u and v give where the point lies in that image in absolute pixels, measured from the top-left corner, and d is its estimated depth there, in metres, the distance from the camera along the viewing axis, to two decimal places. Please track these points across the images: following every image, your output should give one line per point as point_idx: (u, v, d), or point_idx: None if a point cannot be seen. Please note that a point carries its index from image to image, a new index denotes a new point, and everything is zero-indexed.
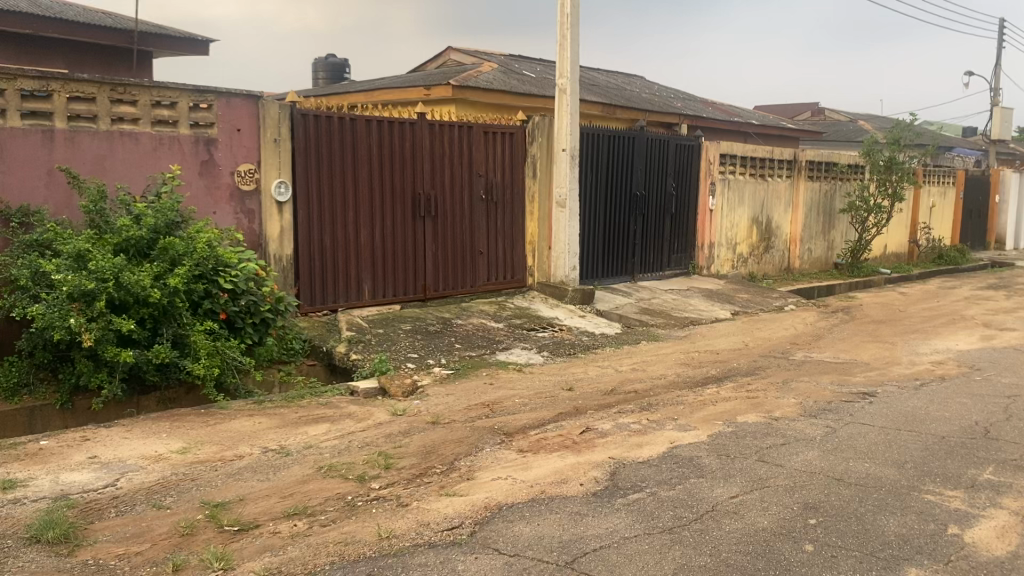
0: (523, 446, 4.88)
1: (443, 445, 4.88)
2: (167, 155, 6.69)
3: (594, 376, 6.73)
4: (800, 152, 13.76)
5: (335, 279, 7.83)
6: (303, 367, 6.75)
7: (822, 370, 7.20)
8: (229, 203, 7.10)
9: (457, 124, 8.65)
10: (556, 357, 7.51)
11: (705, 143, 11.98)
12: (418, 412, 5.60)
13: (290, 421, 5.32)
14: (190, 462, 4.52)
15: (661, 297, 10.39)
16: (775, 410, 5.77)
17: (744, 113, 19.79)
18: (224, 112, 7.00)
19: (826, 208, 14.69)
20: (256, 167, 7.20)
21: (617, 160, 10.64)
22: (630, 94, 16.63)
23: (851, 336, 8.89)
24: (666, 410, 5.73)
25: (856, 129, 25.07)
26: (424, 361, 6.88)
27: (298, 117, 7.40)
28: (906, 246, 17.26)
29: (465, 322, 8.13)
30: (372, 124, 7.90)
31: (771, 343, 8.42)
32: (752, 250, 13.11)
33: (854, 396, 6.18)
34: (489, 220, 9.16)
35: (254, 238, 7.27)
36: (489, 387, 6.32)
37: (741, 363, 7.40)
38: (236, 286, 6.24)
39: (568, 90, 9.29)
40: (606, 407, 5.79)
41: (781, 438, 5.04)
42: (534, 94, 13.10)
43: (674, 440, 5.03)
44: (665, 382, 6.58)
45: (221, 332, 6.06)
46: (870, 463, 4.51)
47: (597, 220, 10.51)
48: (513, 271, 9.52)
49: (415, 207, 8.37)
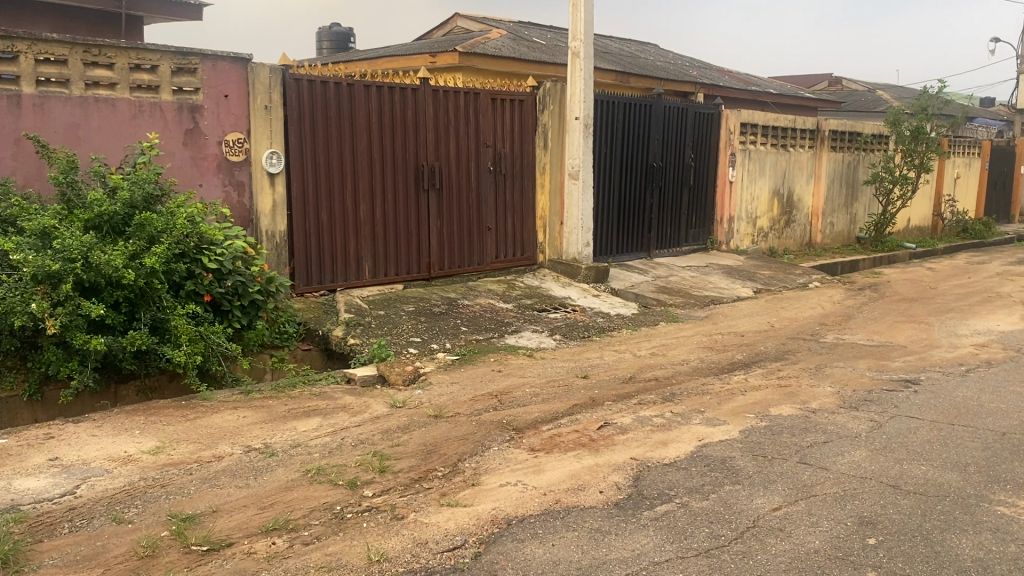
0: (534, 445, 4.37)
1: (446, 443, 4.38)
2: (147, 123, 6.16)
3: (611, 362, 6.21)
4: (823, 121, 13.10)
5: (332, 257, 7.32)
6: (297, 353, 6.22)
7: (857, 353, 6.67)
8: (217, 174, 6.58)
9: (463, 90, 8.08)
10: (569, 341, 6.98)
11: (725, 111, 11.38)
12: (419, 404, 5.09)
13: (279, 415, 4.84)
14: (162, 465, 4.04)
15: (679, 275, 9.85)
16: (811, 401, 5.25)
17: (761, 82, 19.07)
18: (210, 77, 6.45)
19: (850, 179, 14.05)
20: (246, 137, 6.68)
21: (633, 130, 10.07)
22: (645, 62, 15.98)
23: (884, 316, 8.34)
24: (691, 401, 5.22)
25: (874, 99, 24.27)
26: (428, 346, 6.37)
27: (291, 81, 6.85)
28: (931, 218, 16.60)
29: (473, 303, 7.62)
30: (371, 89, 7.36)
31: (798, 323, 7.89)
32: (773, 224, 12.52)
33: (897, 384, 5.66)
34: (497, 192, 8.60)
35: (244, 213, 6.76)
36: (498, 374, 5.81)
37: (769, 346, 6.87)
38: (221, 266, 5.74)
39: (582, 55, 8.72)
40: (625, 397, 5.27)
41: (822, 436, 4.52)
42: (545, 62, 12.51)
43: (703, 437, 4.52)
44: (688, 368, 6.05)
45: (205, 316, 5.56)
46: (926, 467, 4.01)
47: (611, 193, 9.96)
48: (523, 246, 9.00)
49: (418, 179, 7.83)
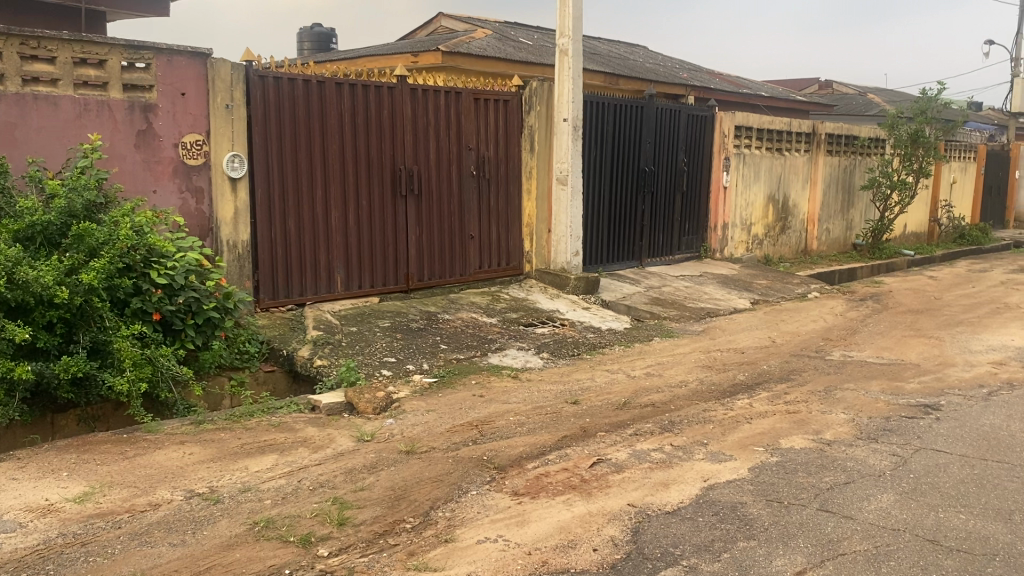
0: (518, 488, 3.85)
1: (416, 486, 3.85)
2: (93, 123, 5.61)
3: (602, 384, 5.69)
4: (820, 124, 12.65)
5: (302, 268, 6.79)
6: (259, 375, 5.69)
7: (868, 373, 6.17)
8: (172, 179, 6.03)
9: (444, 89, 7.57)
10: (558, 360, 6.45)
11: (719, 114, 10.91)
12: (390, 437, 4.56)
13: (230, 451, 4.30)
14: (86, 517, 3.49)
15: (672, 285, 9.34)
16: (825, 431, 4.75)
17: (752, 85, 18.66)
18: (165, 73, 5.91)
19: (846, 184, 13.59)
20: (205, 139, 6.13)
21: (624, 133, 9.58)
22: (635, 64, 15.51)
23: (890, 330, 7.86)
24: (692, 431, 4.71)
25: (865, 103, 23.93)
26: (402, 367, 5.83)
27: (255, 79, 6.33)
28: (928, 225, 16.16)
29: (454, 317, 7.10)
30: (344, 87, 6.85)
31: (801, 338, 7.40)
32: (767, 231, 12.04)
33: (916, 410, 5.17)
34: (481, 199, 8.08)
35: (203, 222, 6.21)
36: (479, 400, 5.28)
37: (772, 365, 6.37)
38: (172, 282, 5.19)
39: (570, 52, 8.23)
40: (619, 427, 4.75)
41: (843, 475, 4.01)
42: (531, 63, 12.02)
43: (708, 476, 4.01)
44: (687, 392, 5.53)
45: (153, 336, 5.01)
46: (966, 516, 3.51)
47: (601, 199, 9.46)
48: (508, 256, 8.47)
49: (395, 184, 7.31)
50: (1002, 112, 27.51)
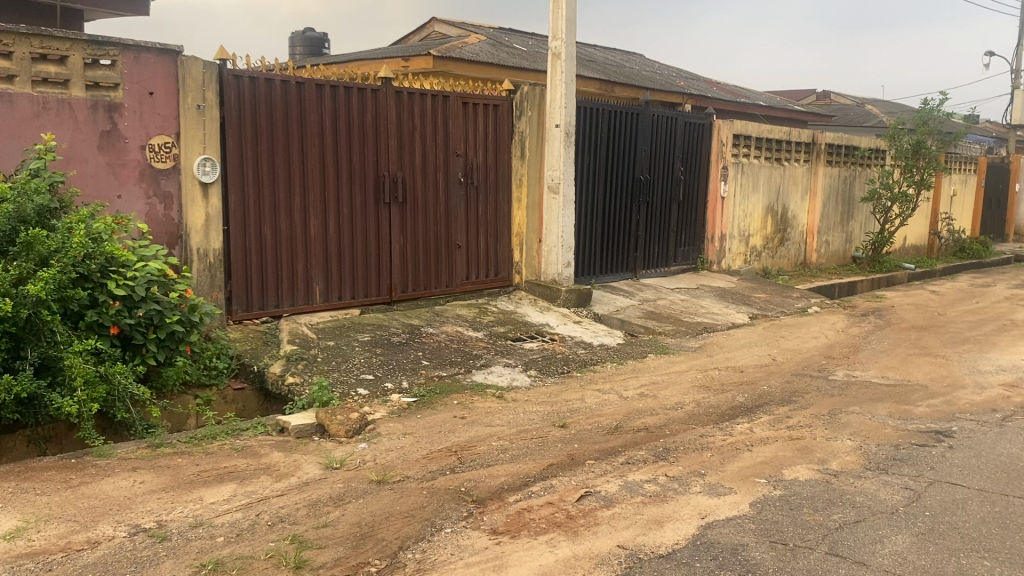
0: (497, 526, 3.50)
1: (385, 523, 3.50)
2: (52, 123, 5.26)
3: (592, 405, 5.35)
4: (819, 134, 12.36)
5: (278, 278, 6.44)
6: (227, 393, 5.34)
7: (874, 395, 5.84)
8: (138, 184, 5.67)
9: (431, 92, 7.24)
10: (547, 378, 6.10)
11: (717, 122, 10.62)
12: (361, 464, 4.21)
13: (185, 480, 3.94)
14: (14, 557, 3.13)
15: (668, 299, 9.01)
16: (831, 460, 4.42)
17: (750, 95, 18.38)
18: (132, 71, 5.56)
19: (846, 196, 13.30)
20: (174, 141, 5.79)
21: (618, 140, 9.27)
22: (632, 72, 15.21)
23: (894, 348, 7.53)
24: (688, 460, 4.37)
25: (862, 114, 23.64)
26: (380, 385, 5.48)
27: (229, 78, 6.00)
28: (928, 237, 15.86)
29: (439, 331, 6.75)
30: (325, 89, 6.52)
31: (802, 356, 7.07)
32: (766, 243, 11.73)
33: (927, 437, 4.84)
34: (468, 207, 7.74)
35: (172, 229, 5.85)
36: (460, 422, 4.93)
37: (772, 385, 6.03)
38: (132, 293, 4.83)
39: (563, 56, 7.92)
40: (609, 455, 4.40)
41: (852, 512, 3.67)
42: (524, 69, 11.72)
43: (706, 513, 3.67)
44: (683, 414, 5.19)
45: (110, 352, 4.65)
46: (990, 564, 3.17)
47: (595, 209, 9.13)
48: (497, 267, 8.13)
49: (378, 190, 6.97)
50: (1003, 125, 27.25)
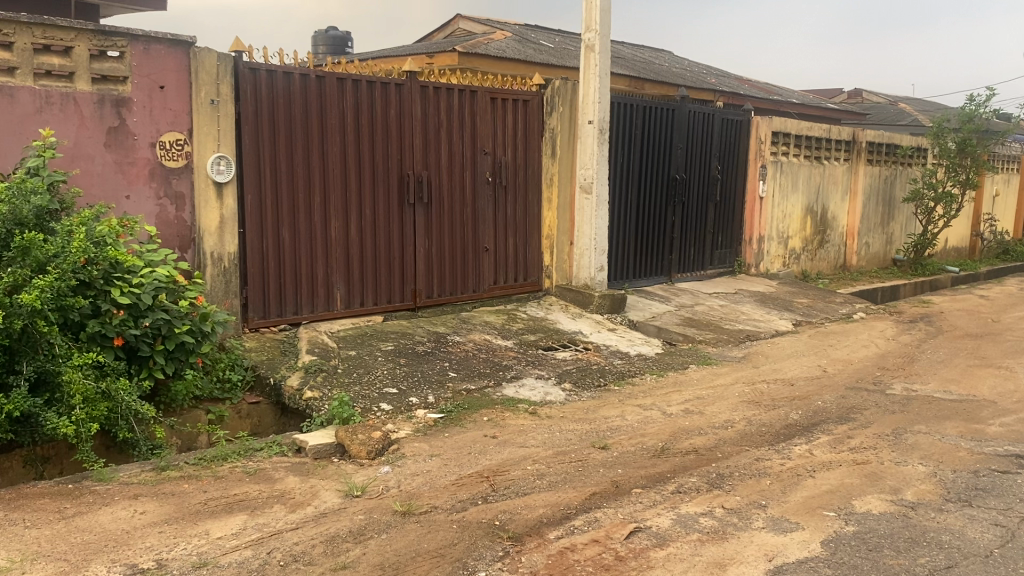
0: (537, 568, 3.09)
1: (412, 564, 3.11)
2: (56, 119, 4.92)
3: (635, 423, 4.92)
4: (860, 131, 11.85)
5: (297, 283, 6.08)
6: (241, 408, 4.99)
7: (940, 412, 5.37)
8: (149, 183, 5.31)
9: (458, 87, 6.86)
10: (583, 392, 5.68)
11: (755, 119, 10.16)
12: (384, 492, 3.81)
13: (192, 509, 3.57)
14: None
15: (706, 304, 8.56)
16: (905, 489, 3.97)
17: (782, 92, 17.86)
18: (141, 63, 5.21)
19: (887, 196, 12.76)
20: (187, 138, 5.44)
21: (653, 138, 8.85)
22: (662, 69, 14.76)
23: (952, 359, 7.03)
24: (745, 488, 3.94)
25: (896, 113, 23.01)
26: (405, 400, 5.08)
27: (246, 71, 5.64)
28: (969, 238, 15.27)
29: (466, 339, 6.35)
30: (346, 83, 6.15)
31: (854, 367, 6.60)
32: (805, 245, 11.24)
33: (1007, 462, 4.37)
34: (497, 208, 7.35)
35: (184, 232, 5.50)
36: (492, 442, 4.53)
37: (827, 400, 5.58)
38: (137, 301, 4.46)
39: (597, 48, 7.50)
40: (657, 482, 3.98)
41: (941, 555, 3.23)
42: (553, 65, 11.31)
43: (773, 554, 3.24)
44: (734, 434, 4.76)
45: (113, 365, 4.30)
46: None
47: (628, 210, 8.70)
48: (526, 271, 7.72)
49: (402, 191, 6.59)
50: None
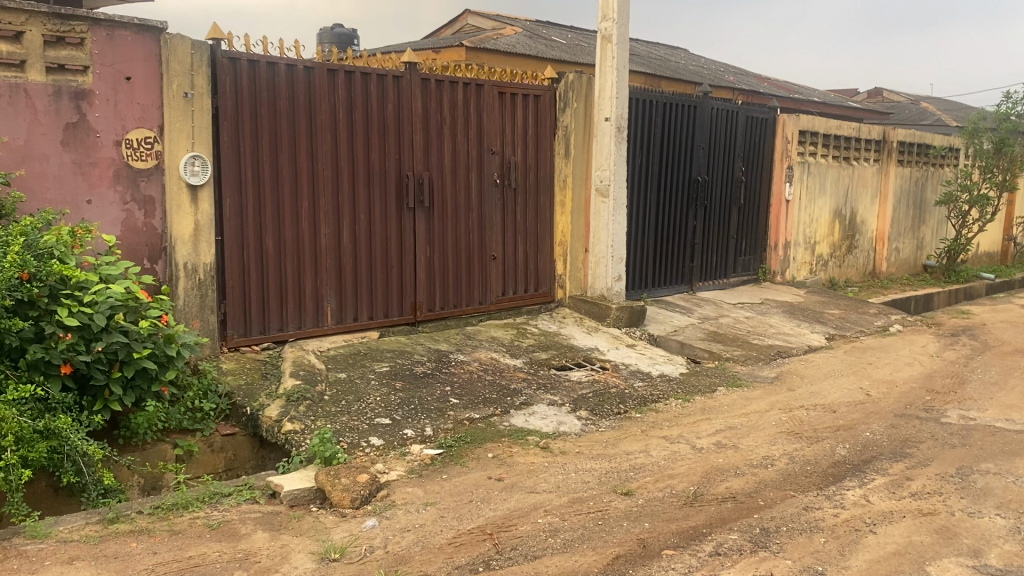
0: None
1: None
2: (3, 114, 4.34)
3: (660, 462, 4.30)
4: (890, 131, 11.19)
5: (284, 298, 5.49)
6: (214, 441, 4.40)
7: (1007, 446, 4.72)
8: (114, 187, 4.73)
9: (463, 80, 6.26)
10: (600, 421, 5.06)
11: (782, 117, 9.51)
12: (367, 554, 3.21)
13: None
14: None
15: (731, 317, 7.92)
16: (989, 551, 3.33)
17: (803, 91, 17.19)
18: (103, 51, 4.62)
19: (918, 199, 12.09)
20: (157, 136, 4.85)
21: (674, 138, 8.22)
22: (678, 67, 14.13)
23: (1007, 379, 6.38)
24: (797, 549, 3.31)
25: (920, 112, 22.22)
26: (398, 432, 4.47)
27: (224, 61, 5.05)
28: (1001, 243, 14.55)
29: (470, 358, 5.75)
30: (338, 75, 5.56)
31: (900, 390, 5.96)
32: (832, 251, 10.59)
33: None
34: (505, 212, 6.73)
35: (154, 240, 4.92)
36: (497, 486, 3.91)
37: (876, 431, 4.94)
38: (89, 323, 3.87)
39: (614, 39, 6.88)
40: (692, 540, 3.37)
41: None
42: (566, 61, 10.69)
43: None
44: (776, 475, 4.14)
45: (58, 398, 3.73)
46: None
47: (647, 214, 8.08)
48: (537, 280, 7.11)
49: (401, 193, 6.00)
50: None
